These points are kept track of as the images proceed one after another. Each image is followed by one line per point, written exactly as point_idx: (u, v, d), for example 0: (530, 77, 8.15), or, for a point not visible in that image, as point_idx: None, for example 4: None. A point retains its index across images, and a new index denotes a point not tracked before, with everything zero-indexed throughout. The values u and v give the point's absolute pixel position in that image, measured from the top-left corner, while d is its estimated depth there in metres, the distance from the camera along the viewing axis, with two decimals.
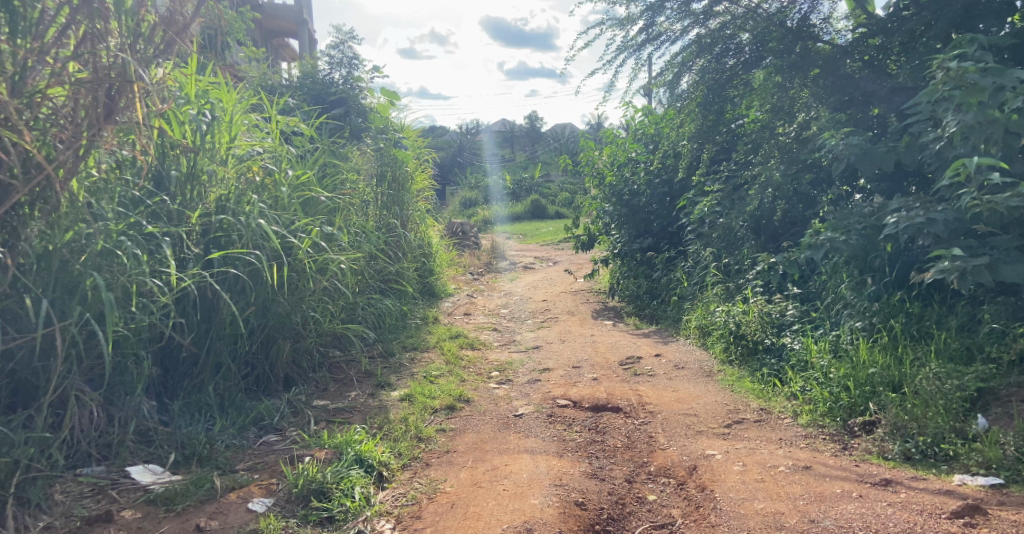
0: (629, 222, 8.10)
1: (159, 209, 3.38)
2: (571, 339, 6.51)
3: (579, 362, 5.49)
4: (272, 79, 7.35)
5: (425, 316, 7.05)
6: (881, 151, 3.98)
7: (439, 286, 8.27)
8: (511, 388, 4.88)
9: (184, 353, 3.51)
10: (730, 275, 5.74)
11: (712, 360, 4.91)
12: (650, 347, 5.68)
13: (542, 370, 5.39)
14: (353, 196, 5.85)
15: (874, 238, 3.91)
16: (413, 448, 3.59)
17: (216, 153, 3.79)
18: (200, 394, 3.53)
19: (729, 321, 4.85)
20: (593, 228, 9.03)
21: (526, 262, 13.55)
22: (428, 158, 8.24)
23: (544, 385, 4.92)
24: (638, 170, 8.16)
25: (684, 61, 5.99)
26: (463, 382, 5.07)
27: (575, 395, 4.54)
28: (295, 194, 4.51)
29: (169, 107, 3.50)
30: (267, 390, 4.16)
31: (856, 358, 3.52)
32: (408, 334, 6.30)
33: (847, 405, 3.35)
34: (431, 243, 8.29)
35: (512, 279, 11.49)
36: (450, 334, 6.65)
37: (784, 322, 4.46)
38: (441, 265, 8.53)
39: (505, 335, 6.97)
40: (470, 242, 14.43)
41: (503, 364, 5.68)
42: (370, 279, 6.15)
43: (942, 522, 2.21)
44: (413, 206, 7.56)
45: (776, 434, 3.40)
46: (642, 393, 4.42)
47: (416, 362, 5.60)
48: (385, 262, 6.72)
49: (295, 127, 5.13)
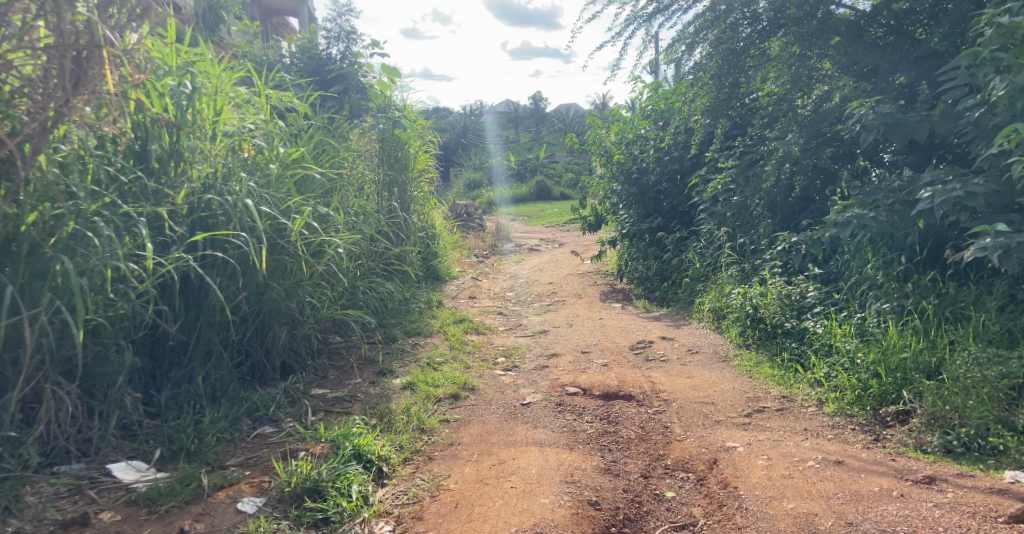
0: (638, 202, 7.85)
1: (139, 188, 3.17)
2: (579, 322, 6.31)
3: (588, 347, 5.29)
4: (268, 54, 7.09)
5: (427, 300, 6.87)
6: (914, 120, 3.71)
7: (442, 269, 8.09)
8: (517, 375, 4.71)
9: (172, 342, 3.32)
10: (745, 255, 5.53)
11: (727, 344, 4.69)
12: (662, 331, 5.46)
13: (550, 355, 5.19)
14: (348, 178, 5.65)
15: (905, 214, 3.65)
16: (414, 440, 3.40)
17: (199, 127, 3.58)
18: (190, 385, 3.35)
19: (746, 303, 4.61)
20: (601, 208, 8.81)
21: (531, 244, 13.34)
22: (429, 137, 7.98)
23: (553, 371, 4.74)
24: (647, 147, 7.91)
25: (699, 29, 5.72)
26: (467, 369, 4.89)
27: (585, 382, 4.36)
28: (288, 173, 4.29)
29: (147, 77, 3.26)
30: (263, 379, 4.06)
31: (887, 342, 3.31)
32: (410, 319, 6.13)
33: (877, 392, 3.13)
34: (434, 225, 8.08)
35: (517, 260, 11.29)
36: (454, 317, 6.46)
37: (805, 304, 4.22)
38: (446, 247, 8.33)
39: (511, 319, 6.78)
40: (474, 223, 14.21)
41: (509, 349, 5.50)
42: (371, 263, 5.96)
43: (999, 528, 2.00)
44: (415, 186, 7.35)
45: (800, 424, 3.18)
46: (655, 380, 4.22)
47: (418, 348, 5.43)
48: (386, 244, 6.51)
49: (287, 102, 4.89)
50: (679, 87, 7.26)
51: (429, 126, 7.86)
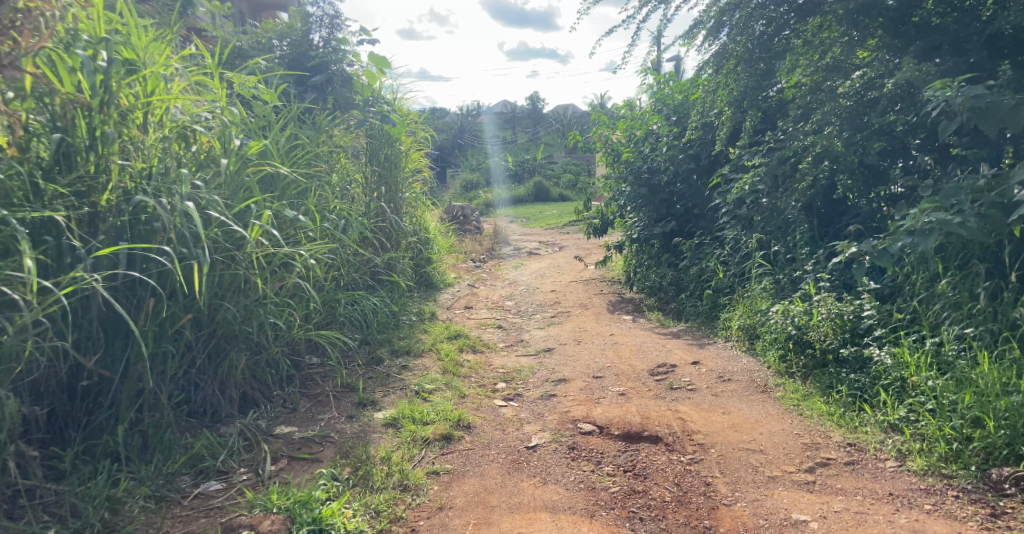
0: (649, 204, 7.18)
1: (24, 183, 2.59)
2: (587, 339, 5.65)
3: (600, 370, 4.63)
4: (244, 40, 6.40)
5: (419, 312, 6.21)
6: (1008, 105, 3.11)
7: (436, 277, 7.43)
8: (520, 406, 4.04)
9: (87, 381, 2.73)
10: (778, 265, 4.86)
11: (766, 371, 4.01)
12: (684, 352, 4.80)
13: (558, 380, 4.52)
14: (326, 177, 4.98)
15: (996, 219, 3.01)
16: (394, 503, 2.74)
17: (123, 113, 2.93)
18: (109, 435, 2.74)
19: (787, 323, 3.94)
20: (608, 211, 8.18)
21: (531, 247, 12.67)
22: (422, 135, 7.28)
23: (561, 402, 4.08)
24: (658, 145, 7.28)
25: (725, 9, 5.13)
26: (462, 398, 4.22)
27: (600, 417, 3.71)
28: (248, 171, 3.62)
29: (50, 45, 2.70)
30: (217, 415, 3.46)
31: (986, 381, 2.68)
32: (400, 336, 5.45)
33: (981, 447, 2.50)
34: (428, 229, 7.42)
35: (516, 266, 10.63)
36: (448, 332, 5.79)
37: (863, 325, 3.53)
38: (441, 252, 7.67)
39: (512, 334, 6.12)
40: (471, 226, 13.54)
41: (510, 372, 4.83)
42: (354, 273, 5.29)
43: None
44: (406, 187, 6.69)
45: (882, 487, 2.53)
46: (684, 416, 3.56)
47: (407, 371, 4.76)
48: (372, 251, 5.84)
49: (251, 89, 4.20)
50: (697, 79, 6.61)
51: (422, 122, 7.17)
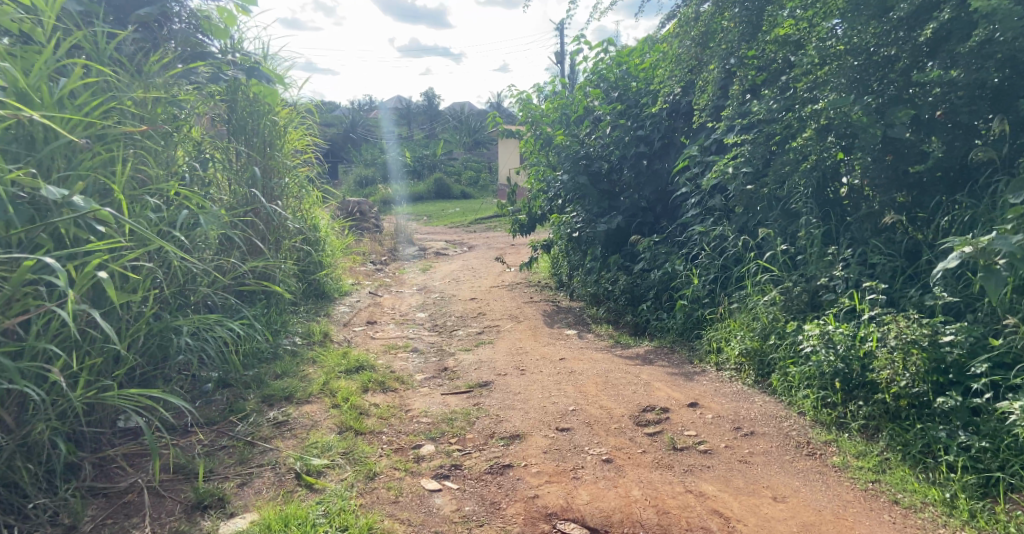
0: (587, 195, 6.00)
1: None
2: (531, 366, 4.37)
3: (564, 418, 3.34)
4: None
5: (307, 334, 4.71)
6: None
7: (328, 285, 5.91)
8: (460, 492, 2.68)
9: None
10: (783, 268, 4.03)
11: (798, 421, 2.99)
12: (670, 388, 3.63)
13: (508, 438, 3.18)
14: (146, 144, 3.38)
15: None
16: None
17: None
18: None
19: (829, 353, 2.98)
20: (536, 205, 6.95)
21: (437, 247, 11.30)
22: (307, 110, 5.69)
23: (522, 478, 2.75)
24: (599, 127, 6.13)
25: None
26: (370, 480, 2.79)
27: (588, 510, 2.42)
28: None
29: None
30: None
31: None
32: (276, 375, 3.93)
33: None
34: (319, 226, 5.87)
35: (424, 268, 9.22)
36: (347, 362, 4.32)
37: (949, 359, 2.58)
38: (336, 254, 6.15)
39: (429, 359, 4.74)
40: (368, 223, 11.97)
41: (436, 423, 3.45)
42: (207, 290, 3.71)
43: None
44: (285, 172, 5.13)
45: None
46: (720, 503, 2.37)
47: (287, 432, 3.25)
48: (237, 258, 4.26)
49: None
50: (666, 42, 5.53)
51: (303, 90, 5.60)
